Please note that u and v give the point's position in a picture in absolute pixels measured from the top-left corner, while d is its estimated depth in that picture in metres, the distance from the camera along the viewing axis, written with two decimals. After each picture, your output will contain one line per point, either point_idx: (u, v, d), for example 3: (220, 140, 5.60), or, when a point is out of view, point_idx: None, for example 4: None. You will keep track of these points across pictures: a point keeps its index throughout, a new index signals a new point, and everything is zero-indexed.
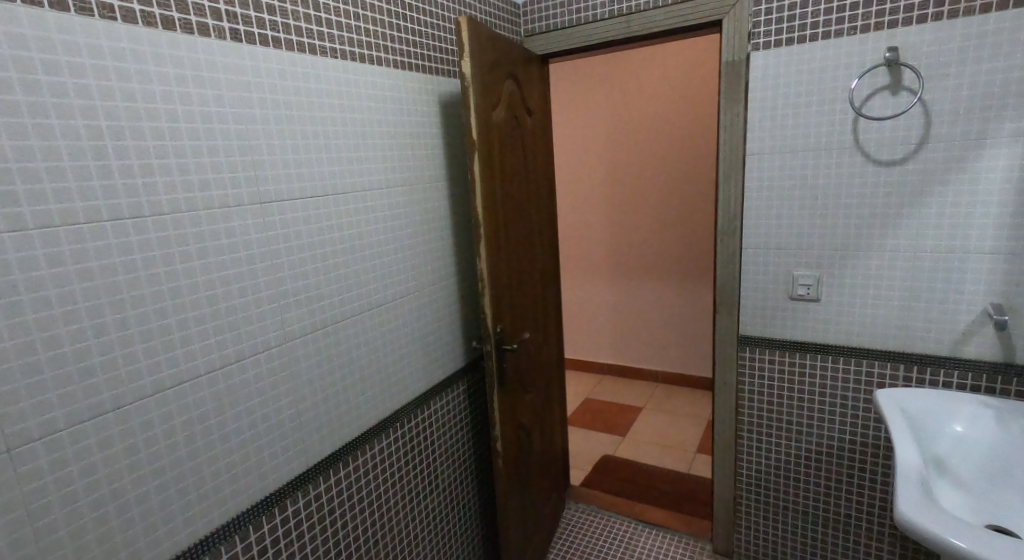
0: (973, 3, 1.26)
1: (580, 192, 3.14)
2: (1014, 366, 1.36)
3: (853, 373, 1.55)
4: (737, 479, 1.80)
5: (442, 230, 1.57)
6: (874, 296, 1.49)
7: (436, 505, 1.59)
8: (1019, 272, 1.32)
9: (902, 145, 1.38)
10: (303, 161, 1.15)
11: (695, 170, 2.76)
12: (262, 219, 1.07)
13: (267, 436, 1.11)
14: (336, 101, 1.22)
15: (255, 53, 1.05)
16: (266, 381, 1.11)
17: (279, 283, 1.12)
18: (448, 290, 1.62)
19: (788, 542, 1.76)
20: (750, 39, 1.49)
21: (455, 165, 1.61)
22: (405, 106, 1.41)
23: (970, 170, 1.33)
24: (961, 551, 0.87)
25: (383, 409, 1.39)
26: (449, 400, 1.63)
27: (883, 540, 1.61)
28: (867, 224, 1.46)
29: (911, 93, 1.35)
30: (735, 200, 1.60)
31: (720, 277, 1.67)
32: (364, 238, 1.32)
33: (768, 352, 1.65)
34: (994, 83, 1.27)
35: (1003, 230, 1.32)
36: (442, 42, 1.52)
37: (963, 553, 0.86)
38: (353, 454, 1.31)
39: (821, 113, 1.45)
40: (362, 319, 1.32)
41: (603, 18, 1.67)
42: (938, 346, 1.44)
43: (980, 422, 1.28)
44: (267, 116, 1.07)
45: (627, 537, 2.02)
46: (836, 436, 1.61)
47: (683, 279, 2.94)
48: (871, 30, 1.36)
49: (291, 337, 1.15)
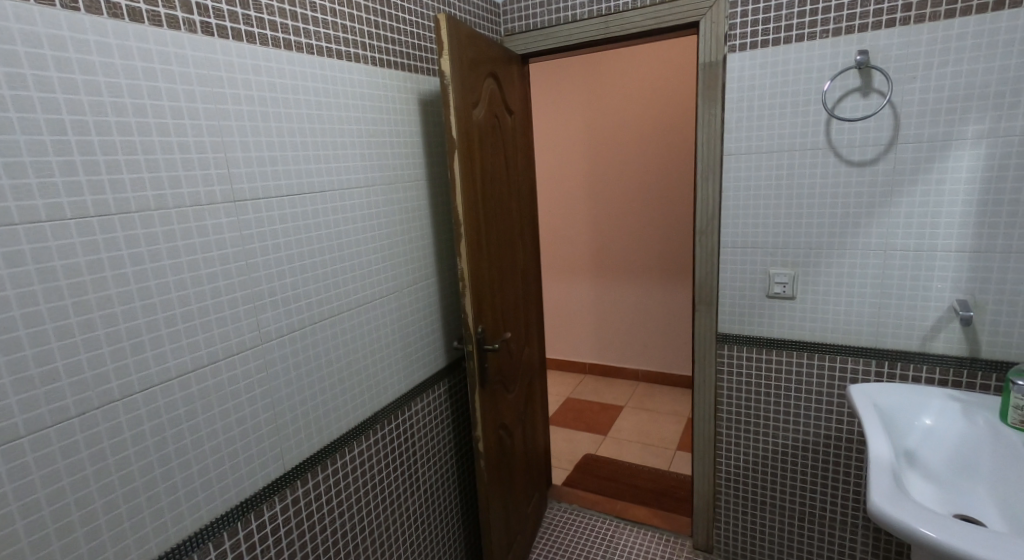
0: (939, 9, 1.30)
1: (559, 193, 3.15)
2: (980, 360, 1.41)
3: (828, 369, 1.58)
4: (716, 475, 1.83)
5: (422, 230, 1.56)
6: (847, 293, 1.52)
7: (418, 507, 1.57)
8: (984, 269, 1.37)
9: (872, 146, 1.42)
10: (278, 158, 1.12)
11: (673, 170, 2.80)
12: (236, 218, 1.05)
13: (242, 440, 1.08)
14: (312, 97, 1.20)
15: (228, 47, 1.02)
16: (242, 384, 1.08)
17: (254, 283, 1.09)
18: (429, 289, 1.60)
19: (766, 536, 1.79)
20: (727, 41, 1.52)
21: (436, 165, 1.60)
22: (383, 104, 1.39)
23: (937, 171, 1.37)
24: (930, 541, 0.89)
25: (363, 411, 1.37)
26: (430, 400, 1.61)
27: (857, 532, 1.65)
28: (840, 223, 1.49)
29: (881, 95, 1.39)
30: (713, 199, 1.62)
31: (699, 275, 1.69)
32: (343, 238, 1.29)
33: (746, 349, 1.68)
34: (958, 86, 1.31)
35: (968, 229, 1.36)
36: (421, 39, 1.51)
37: (932, 543, 0.89)
38: (332, 457, 1.28)
39: (795, 114, 1.48)
40: (341, 320, 1.30)
41: (582, 18, 1.68)
42: (908, 342, 1.48)
43: (947, 415, 1.32)
44: (241, 112, 1.05)
45: (608, 536, 2.02)
46: (811, 431, 1.64)
47: (662, 278, 2.97)
48: (842, 33, 1.39)
49: (267, 339, 1.13)
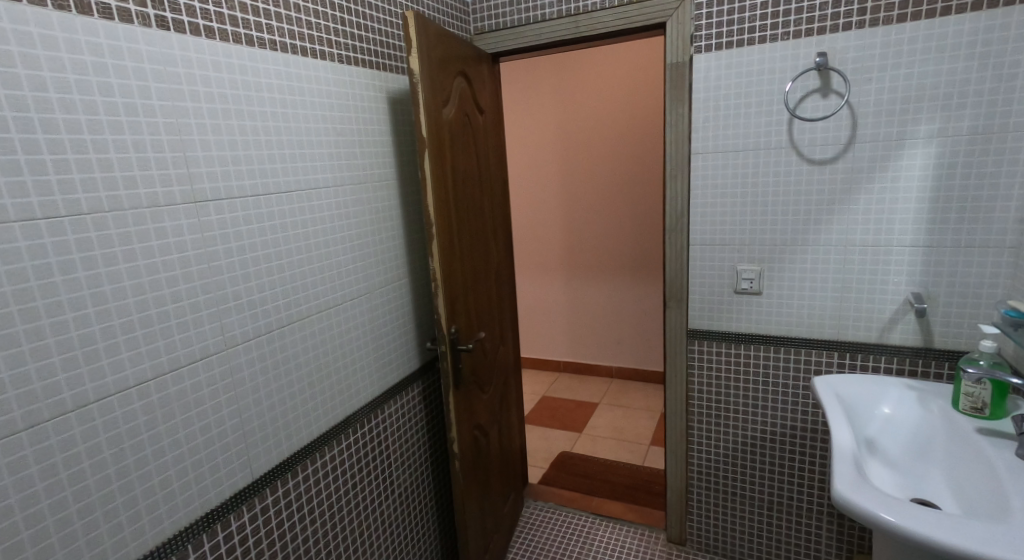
0: (891, 13, 1.35)
1: (530, 192, 3.16)
2: (933, 350, 1.48)
3: (794, 361, 1.62)
4: (687, 469, 1.86)
5: (393, 230, 1.54)
6: (810, 288, 1.57)
7: (392, 511, 1.55)
8: (936, 263, 1.43)
9: (832, 144, 1.46)
10: (241, 157, 1.09)
11: (642, 169, 2.84)
12: (196, 219, 1.01)
13: (206, 449, 1.05)
14: (277, 95, 1.16)
15: (186, 42, 0.98)
16: (206, 391, 1.04)
17: (218, 287, 1.06)
18: (401, 290, 1.58)
19: (737, 526, 1.83)
20: (692, 42, 1.54)
21: (406, 164, 1.58)
22: (352, 102, 1.37)
23: (892, 169, 1.42)
24: (889, 526, 0.93)
25: (334, 416, 1.34)
26: (404, 403, 1.59)
27: (822, 519, 1.70)
28: (803, 220, 1.54)
29: (839, 96, 1.43)
30: (682, 197, 1.65)
31: (669, 273, 1.72)
32: (311, 239, 1.27)
33: (716, 344, 1.71)
34: (910, 87, 1.37)
35: (921, 225, 1.42)
36: (389, 36, 1.49)
37: (892, 527, 0.93)
38: (303, 463, 1.25)
39: (759, 114, 1.52)
40: (310, 323, 1.27)
41: (551, 18, 1.69)
42: (869, 334, 1.53)
43: (905, 404, 1.38)
44: (201, 110, 1.01)
45: (584, 532, 2.04)
46: (779, 422, 1.69)
47: (632, 276, 3.01)
48: (802, 36, 1.43)
49: (233, 344, 1.09)
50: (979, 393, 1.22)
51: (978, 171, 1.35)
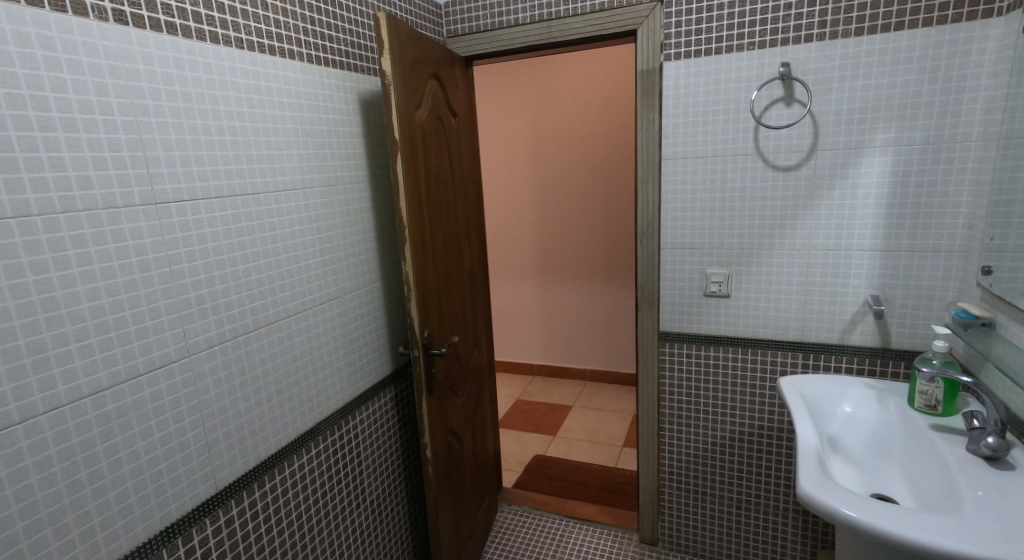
0: (850, 27, 1.40)
1: (504, 196, 3.16)
2: (891, 350, 1.54)
3: (761, 362, 1.66)
4: (658, 470, 1.89)
5: (365, 233, 1.52)
6: (775, 291, 1.62)
7: (363, 520, 1.52)
8: (894, 266, 1.49)
9: (796, 152, 1.51)
10: (205, 157, 1.05)
11: (615, 174, 2.88)
12: (156, 221, 0.97)
13: (166, 461, 1.01)
14: (243, 94, 1.13)
15: (145, 37, 0.95)
16: (166, 400, 1.00)
17: (180, 292, 1.02)
18: (373, 294, 1.56)
19: (707, 525, 1.87)
20: (662, 50, 1.58)
21: (379, 166, 1.56)
22: (322, 103, 1.34)
23: (852, 176, 1.48)
24: (851, 520, 0.96)
25: (303, 423, 1.31)
26: (376, 409, 1.56)
27: (789, 516, 1.74)
28: (769, 225, 1.58)
29: (802, 105, 1.48)
30: (652, 201, 1.68)
31: (641, 276, 1.74)
32: (279, 242, 1.24)
33: (686, 346, 1.74)
34: (868, 98, 1.43)
35: (879, 230, 1.48)
36: (361, 37, 1.47)
37: (853, 522, 0.96)
38: (270, 473, 1.22)
39: (726, 121, 1.56)
40: (277, 329, 1.24)
41: (525, 22, 1.69)
42: (831, 334, 1.59)
43: (865, 402, 1.43)
44: (162, 108, 0.98)
45: (557, 535, 2.04)
46: (747, 422, 1.73)
47: (604, 279, 3.04)
48: (767, 47, 1.48)
49: (196, 350, 1.05)
50: (933, 391, 1.27)
51: (931, 179, 1.41)
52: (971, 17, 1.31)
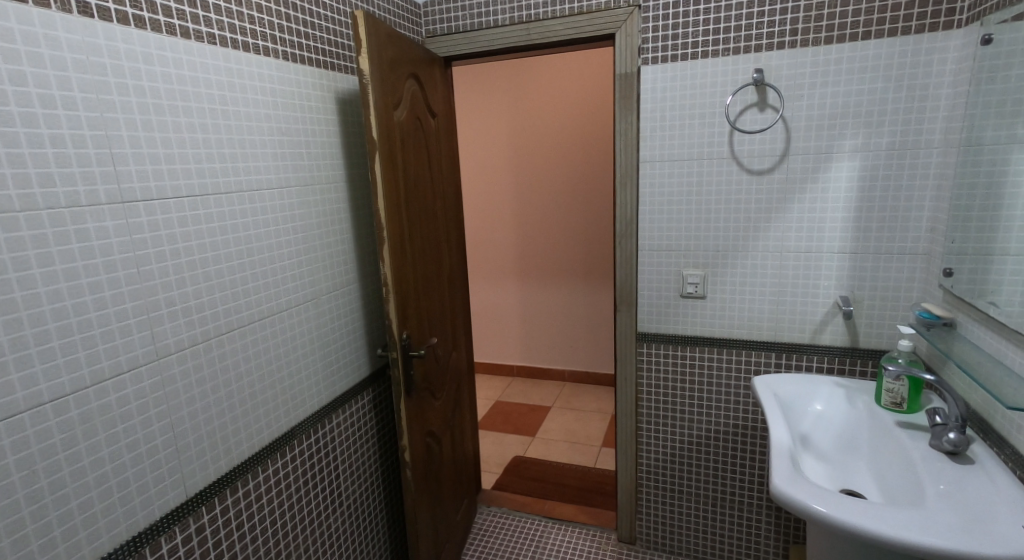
0: (821, 35, 1.44)
1: (483, 196, 3.16)
2: (859, 349, 1.58)
3: (736, 362, 1.70)
4: (636, 469, 1.91)
5: (342, 233, 1.49)
6: (749, 292, 1.65)
7: (340, 524, 1.50)
8: (862, 268, 1.54)
9: (769, 156, 1.55)
10: (175, 155, 1.02)
11: (593, 175, 2.90)
12: (123, 220, 0.94)
13: (134, 468, 0.97)
14: (216, 91, 1.11)
15: (111, 30, 0.92)
16: (134, 405, 0.97)
17: (148, 293, 0.99)
18: (350, 295, 1.54)
19: (683, 523, 1.89)
20: (640, 54, 1.59)
21: (356, 166, 1.54)
22: (297, 101, 1.32)
23: (822, 180, 1.52)
24: (821, 516, 0.98)
25: (278, 427, 1.29)
26: (353, 412, 1.54)
27: (762, 512, 1.78)
28: (743, 227, 1.61)
29: (775, 110, 1.52)
30: (630, 204, 1.69)
31: (619, 277, 1.76)
32: (254, 242, 1.21)
33: (663, 347, 1.76)
34: (837, 104, 1.47)
35: (848, 232, 1.53)
36: (338, 35, 1.45)
37: (823, 518, 0.98)
38: (243, 478, 1.19)
39: (702, 125, 1.58)
40: (251, 331, 1.21)
41: (504, 24, 1.70)
42: (802, 334, 1.62)
43: (835, 400, 1.46)
44: (129, 103, 0.95)
45: (536, 536, 2.04)
46: (722, 421, 1.76)
47: (583, 280, 3.06)
48: (741, 53, 1.51)
49: (165, 354, 1.02)
50: (898, 389, 1.31)
51: (896, 183, 1.46)
52: (933, 28, 1.37)
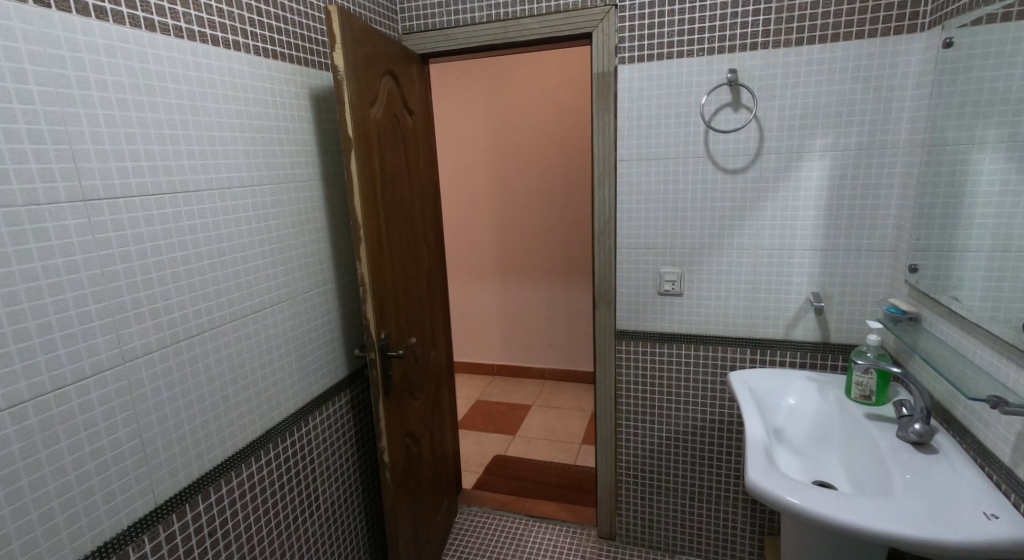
0: (792, 36, 1.47)
1: (462, 194, 3.14)
2: (830, 344, 1.62)
3: (713, 358, 1.72)
4: (616, 466, 1.92)
5: (318, 231, 1.47)
6: (725, 289, 1.67)
7: (318, 527, 1.47)
8: (832, 265, 1.57)
9: (743, 155, 1.57)
10: (141, 151, 0.99)
11: (573, 172, 2.90)
12: (86, 219, 0.90)
13: (99, 475, 0.94)
14: (183, 86, 1.07)
15: (70, 22, 0.88)
16: (98, 411, 0.93)
17: (113, 295, 0.95)
18: (326, 294, 1.51)
19: (662, 517, 1.91)
20: (617, 53, 1.60)
21: (332, 164, 1.51)
22: (270, 97, 1.29)
23: (795, 178, 1.55)
24: (795, 508, 1.00)
25: (253, 430, 1.26)
26: (330, 414, 1.52)
27: (738, 504, 1.81)
28: (718, 225, 1.63)
29: (748, 111, 1.54)
30: (609, 203, 1.70)
31: (598, 275, 1.77)
32: (225, 242, 1.18)
33: (642, 344, 1.78)
34: (809, 105, 1.50)
35: (819, 230, 1.56)
36: (311, 30, 1.42)
37: (797, 509, 1.00)
38: (216, 484, 1.16)
39: (678, 125, 1.60)
40: (224, 333, 1.18)
41: (480, 22, 1.69)
42: (776, 330, 1.66)
43: (807, 394, 1.49)
44: (91, 98, 0.91)
45: (517, 535, 2.04)
46: (699, 416, 1.78)
47: (563, 278, 3.07)
48: (715, 53, 1.53)
49: (132, 357, 0.99)
50: (867, 383, 1.35)
51: (864, 183, 1.50)
52: (898, 32, 1.40)
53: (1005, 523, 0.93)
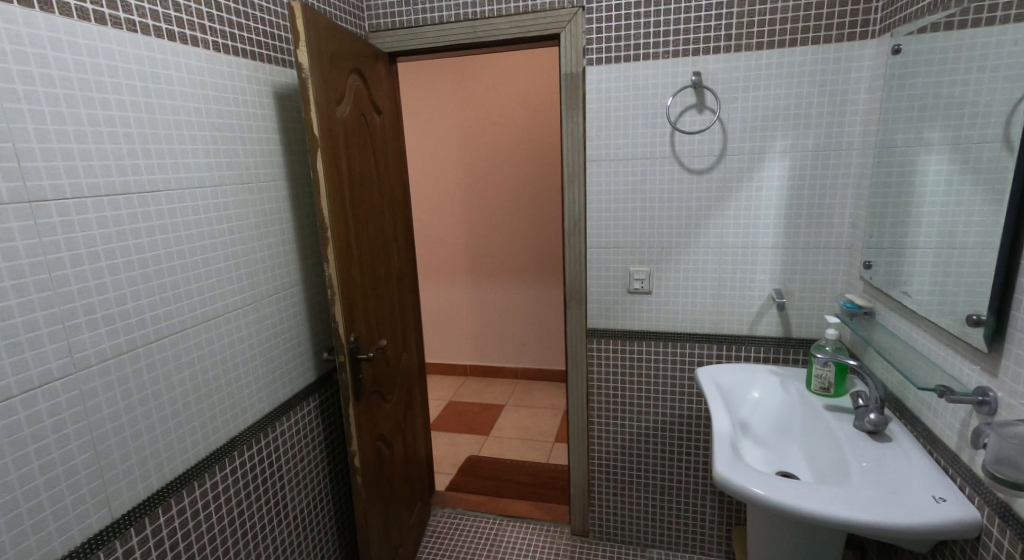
0: (752, 41, 1.51)
1: (433, 194, 3.12)
2: (791, 339, 1.68)
3: (681, 354, 1.76)
4: (588, 463, 1.94)
5: (284, 233, 1.44)
6: (691, 286, 1.71)
7: (286, 535, 1.44)
8: (793, 263, 1.63)
9: (707, 156, 1.61)
10: (92, 150, 0.95)
11: (544, 171, 2.92)
12: (30, 221, 0.86)
13: (49, 490, 0.90)
14: (137, 82, 1.03)
15: (11, 13, 0.84)
16: (47, 423, 0.90)
17: (64, 300, 0.92)
18: (293, 297, 1.48)
19: (634, 512, 1.94)
20: (584, 54, 1.62)
21: (297, 164, 1.48)
22: (231, 95, 1.26)
23: (757, 179, 1.59)
24: (760, 498, 1.03)
25: (216, 438, 1.22)
26: (299, 419, 1.49)
27: (707, 496, 1.86)
28: (684, 224, 1.67)
29: (712, 112, 1.58)
30: (578, 203, 1.72)
31: (569, 274, 1.78)
32: (185, 244, 1.15)
33: (613, 342, 1.80)
34: (769, 107, 1.54)
35: (780, 228, 1.61)
36: (274, 26, 1.39)
37: (762, 499, 1.03)
38: (177, 495, 1.12)
39: (645, 126, 1.63)
40: (185, 339, 1.15)
41: (448, 21, 1.68)
42: (741, 326, 1.70)
43: (771, 388, 1.54)
44: (35, 93, 0.87)
45: (491, 535, 2.04)
46: (669, 412, 1.82)
47: (535, 277, 3.08)
48: (679, 56, 1.56)
49: (85, 366, 0.95)
50: (826, 375, 1.39)
51: (821, 183, 1.56)
52: (851, 38, 1.46)
53: (952, 505, 0.98)
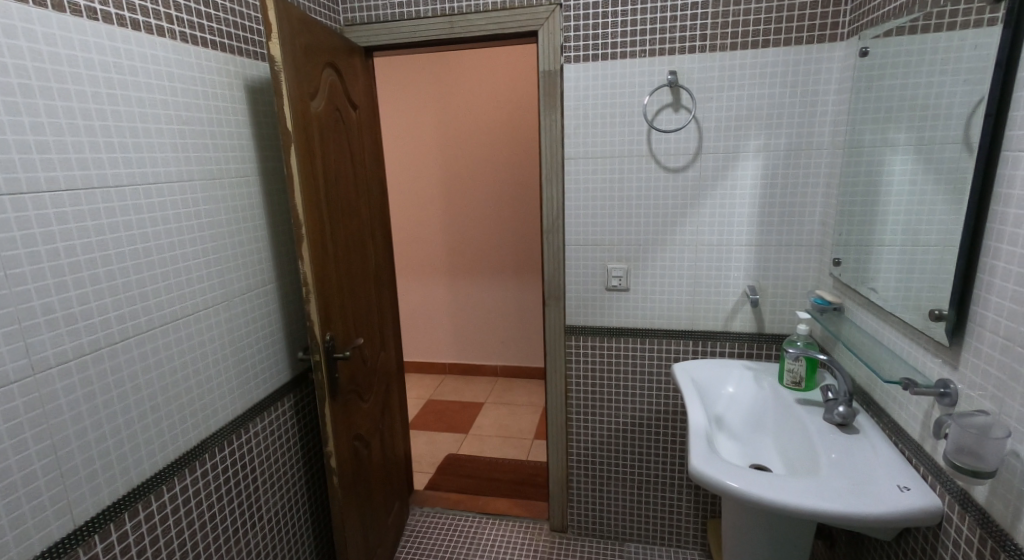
0: (727, 41, 1.53)
1: (411, 191, 3.09)
2: (765, 334, 1.71)
3: (658, 350, 1.78)
4: (567, 459, 1.95)
5: (256, 229, 1.41)
6: (668, 283, 1.73)
7: (261, 537, 1.42)
8: (766, 260, 1.66)
9: (683, 155, 1.63)
10: (50, 143, 0.92)
11: (523, 170, 2.92)
12: None
13: (6, 496, 0.87)
14: (100, 72, 1.00)
15: None
16: (3, 428, 0.87)
17: (21, 299, 0.89)
18: (267, 295, 1.46)
19: (612, 507, 1.96)
20: (562, 52, 1.62)
21: (270, 160, 1.45)
22: (200, 88, 1.23)
23: (732, 177, 1.62)
24: (733, 491, 1.05)
25: (186, 440, 1.20)
26: (273, 420, 1.46)
27: (683, 490, 1.88)
28: (660, 221, 1.69)
29: (688, 111, 1.60)
30: (557, 200, 1.72)
31: (548, 270, 1.79)
32: (153, 241, 1.12)
33: (591, 339, 1.82)
34: (743, 106, 1.57)
35: (754, 226, 1.64)
36: (245, 18, 1.36)
37: (735, 492, 1.05)
38: (145, 499, 1.10)
39: (622, 124, 1.64)
40: (153, 338, 1.12)
41: (425, 16, 1.67)
42: (716, 322, 1.73)
43: (744, 382, 1.57)
44: None
45: (470, 533, 2.04)
46: (646, 407, 1.84)
47: (513, 275, 3.09)
48: (656, 55, 1.58)
49: (44, 368, 0.92)
50: (797, 369, 1.42)
51: (793, 181, 1.59)
52: (822, 40, 1.49)
53: (915, 494, 1.01)
